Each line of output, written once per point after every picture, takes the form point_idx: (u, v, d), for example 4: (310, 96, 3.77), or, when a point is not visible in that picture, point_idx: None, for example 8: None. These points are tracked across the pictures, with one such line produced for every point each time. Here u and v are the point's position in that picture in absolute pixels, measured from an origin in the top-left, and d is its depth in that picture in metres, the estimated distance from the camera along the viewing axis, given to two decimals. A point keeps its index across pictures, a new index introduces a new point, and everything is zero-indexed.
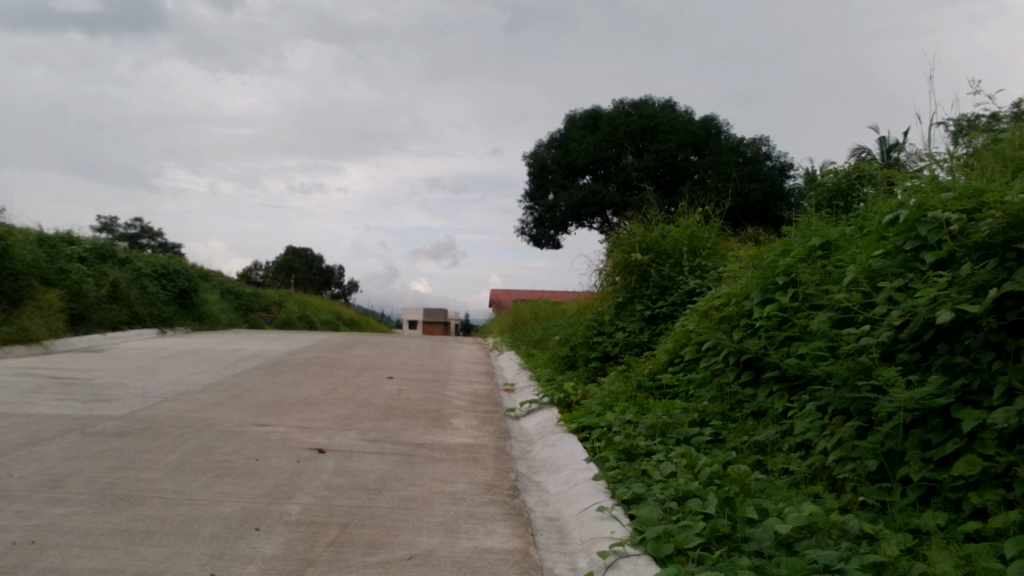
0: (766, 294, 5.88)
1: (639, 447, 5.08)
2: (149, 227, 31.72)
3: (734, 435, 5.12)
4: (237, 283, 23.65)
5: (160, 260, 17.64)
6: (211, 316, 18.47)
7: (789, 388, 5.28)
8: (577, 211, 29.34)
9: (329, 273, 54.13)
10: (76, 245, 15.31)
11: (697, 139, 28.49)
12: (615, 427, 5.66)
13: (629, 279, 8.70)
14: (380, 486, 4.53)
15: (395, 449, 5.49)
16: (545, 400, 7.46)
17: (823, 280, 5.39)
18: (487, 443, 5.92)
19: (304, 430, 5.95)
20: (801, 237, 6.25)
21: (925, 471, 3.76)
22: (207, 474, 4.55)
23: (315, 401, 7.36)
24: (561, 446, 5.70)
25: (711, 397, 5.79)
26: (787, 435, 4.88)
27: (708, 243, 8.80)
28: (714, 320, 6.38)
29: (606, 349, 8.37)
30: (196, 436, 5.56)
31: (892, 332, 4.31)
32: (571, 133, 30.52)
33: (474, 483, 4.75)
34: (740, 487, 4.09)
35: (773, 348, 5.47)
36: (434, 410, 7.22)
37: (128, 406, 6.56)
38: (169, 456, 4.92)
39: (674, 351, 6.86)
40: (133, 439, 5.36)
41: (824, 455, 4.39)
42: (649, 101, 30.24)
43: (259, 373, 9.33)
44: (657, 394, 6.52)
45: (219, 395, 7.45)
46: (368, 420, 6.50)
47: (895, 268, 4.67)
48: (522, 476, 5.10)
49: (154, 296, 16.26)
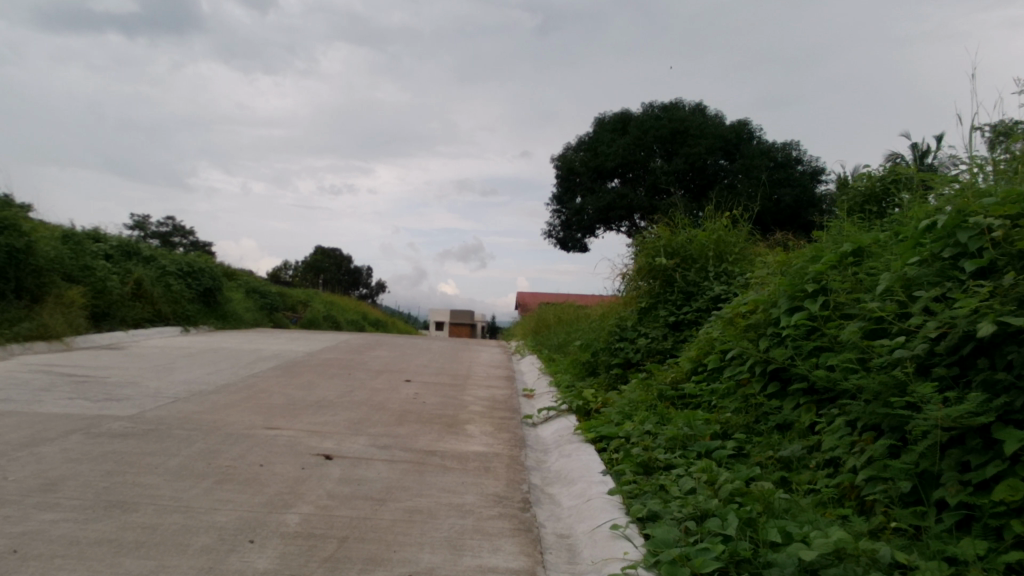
0: (794, 301, 5.65)
1: (657, 461, 4.86)
2: (180, 225, 31.99)
3: (759, 450, 4.89)
4: (263, 283, 23.69)
5: (186, 258, 17.64)
6: (235, 315, 18.46)
7: (817, 401, 5.03)
8: (604, 214, 29.11)
9: (356, 274, 54.27)
10: (101, 242, 15.34)
11: (727, 143, 28.09)
12: (634, 438, 5.45)
13: (653, 284, 8.48)
14: (385, 497, 4.35)
15: (404, 456, 5.31)
16: (563, 407, 7.27)
17: (854, 288, 5.13)
18: (501, 452, 5.73)
19: (313, 435, 5.79)
20: (832, 244, 5.99)
21: (963, 494, 3.50)
22: (207, 480, 4.41)
23: (329, 404, 7.22)
24: (578, 456, 5.49)
25: (735, 409, 5.56)
26: (814, 451, 4.65)
27: (735, 248, 8.53)
28: (739, 328, 6.15)
29: (628, 355, 8.13)
30: (202, 438, 5.43)
31: (928, 344, 4.06)
32: (600, 136, 30.26)
33: (483, 495, 4.55)
34: (763, 508, 3.86)
35: (801, 358, 5.23)
36: (449, 416, 7.04)
37: (137, 407, 6.45)
38: (171, 460, 4.78)
39: (697, 359, 6.62)
40: (138, 441, 5.23)
41: (853, 474, 4.16)
42: (679, 105, 29.88)
43: (275, 374, 9.22)
44: (679, 403, 6.29)
45: (232, 396, 7.33)
46: (380, 425, 6.34)
47: (931, 276, 4.40)
48: (535, 488, 4.89)
49: (178, 294, 16.25)
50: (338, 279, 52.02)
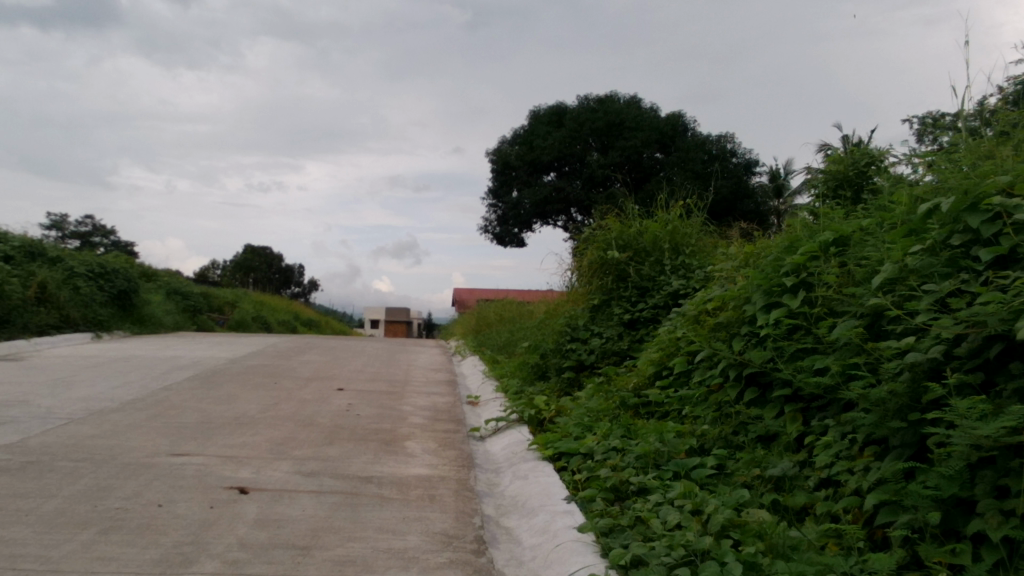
0: (770, 297, 5.08)
1: (629, 484, 4.23)
2: (101, 225, 30.42)
3: (743, 468, 4.27)
4: (186, 284, 22.45)
5: (98, 259, 16.40)
6: (153, 319, 17.28)
7: (804, 410, 4.45)
8: (541, 208, 28.53)
9: (288, 272, 52.84)
10: (1, 244, 14.08)
11: (662, 136, 27.87)
12: (598, 456, 4.80)
13: (604, 280, 7.84)
14: (309, 544, 3.59)
15: (335, 486, 4.56)
16: (512, 418, 6.60)
17: (844, 280, 4.54)
18: (447, 475, 5.01)
19: (229, 461, 4.98)
20: (808, 232, 5.40)
21: (1006, 528, 2.91)
22: (88, 530, 3.59)
23: (249, 421, 6.39)
24: (537, 479, 4.80)
25: (709, 420, 4.94)
26: (806, 468, 4.07)
27: (691, 239, 7.95)
28: (707, 327, 5.55)
29: (581, 357, 7.50)
30: (92, 472, 4.58)
31: (944, 345, 3.51)
32: (535, 129, 29.67)
33: (429, 535, 3.82)
34: (766, 547, 3.25)
35: (784, 361, 4.65)
36: (386, 431, 6.27)
37: (20, 433, 5.53)
38: (48, 503, 3.95)
39: (661, 362, 6.00)
40: (10, 479, 4.36)
41: (860, 498, 3.58)
42: (614, 97, 29.45)
43: (191, 385, 8.31)
44: (644, 413, 5.68)
45: (138, 415, 6.44)
46: (307, 446, 5.55)
47: (940, 267, 3.84)
48: (489, 521, 4.19)
49: (89, 297, 15.06)
50: (268, 279, 50.52)
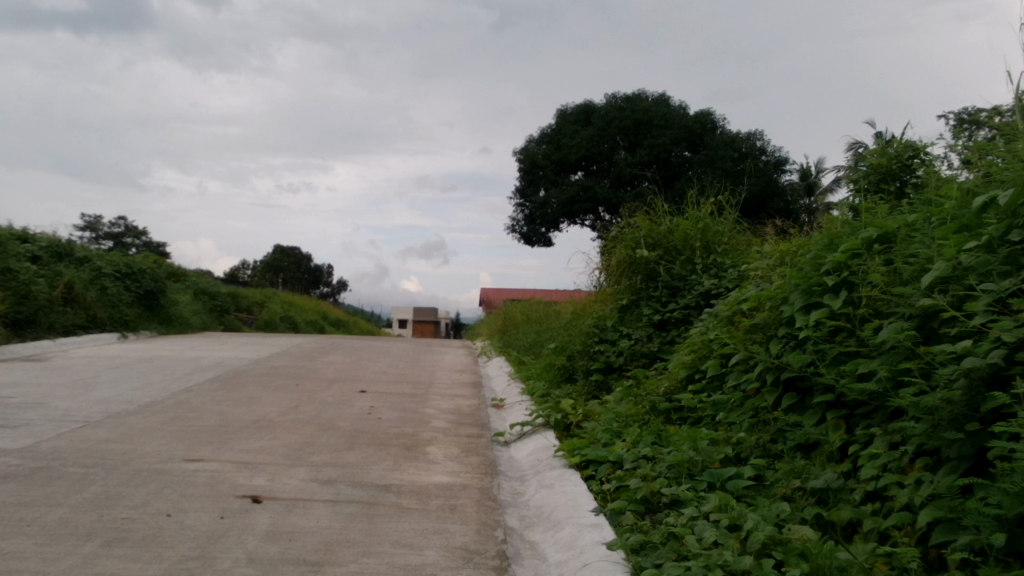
0: (810, 297, 4.80)
1: (661, 496, 3.99)
2: (133, 225, 30.64)
3: (783, 479, 4.01)
4: (214, 284, 22.47)
5: (125, 259, 16.39)
6: (180, 319, 17.27)
7: (848, 416, 4.18)
8: (568, 208, 28.26)
9: (317, 272, 53.08)
10: (30, 244, 14.10)
11: (691, 134, 27.49)
12: (628, 465, 4.56)
13: (633, 279, 7.59)
14: (322, 559, 3.39)
15: (353, 495, 4.36)
16: (538, 422, 6.37)
17: (891, 279, 4.27)
18: (469, 483, 4.80)
19: (244, 468, 4.81)
20: (850, 230, 5.10)
21: None
22: (91, 542, 3.43)
23: (268, 424, 6.22)
24: (563, 488, 4.58)
25: (745, 427, 4.68)
26: (851, 479, 3.80)
27: (723, 238, 7.67)
28: (743, 329, 5.28)
29: (609, 359, 7.27)
30: (102, 478, 4.43)
31: (1004, 349, 3.24)
32: (562, 128, 29.39)
33: (448, 549, 3.61)
34: (811, 569, 3.00)
35: (825, 364, 4.38)
36: (408, 435, 6.08)
37: (34, 437, 5.40)
38: (52, 512, 3.79)
39: (693, 365, 5.74)
40: (17, 486, 4.21)
41: (911, 514, 3.32)
42: (642, 95, 29.11)
43: (211, 387, 8.17)
44: (675, 419, 5.43)
45: (155, 418, 6.30)
46: (325, 451, 5.37)
47: (998, 265, 3.56)
48: (512, 534, 3.98)
49: (115, 297, 15.04)
50: (297, 279, 50.73)
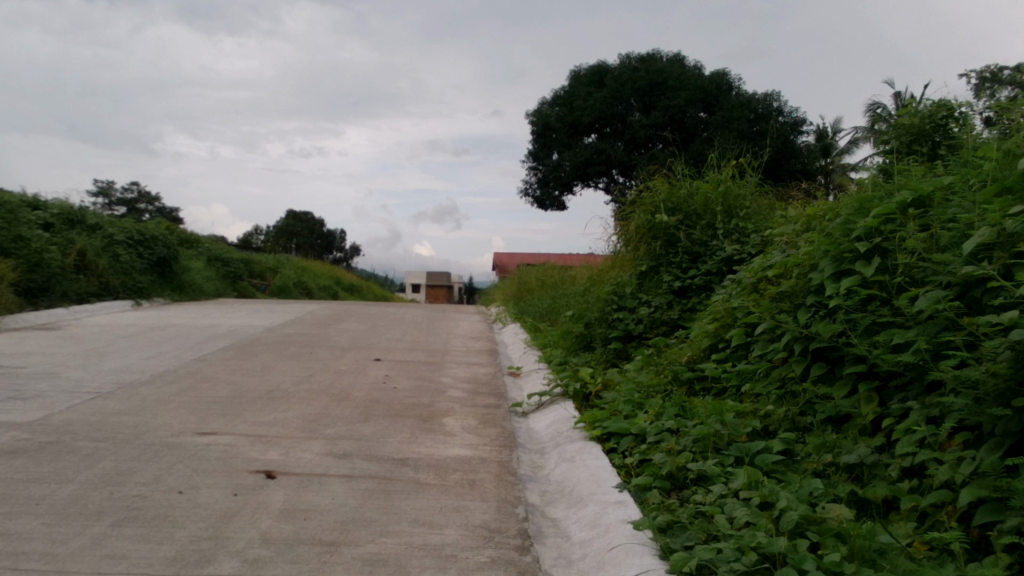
0: (840, 264, 4.61)
1: (687, 472, 3.85)
2: (146, 191, 30.53)
3: (814, 453, 3.87)
4: (228, 250, 22.39)
5: (137, 226, 16.28)
6: (193, 286, 17.19)
7: (881, 388, 4.01)
8: (582, 171, 27.91)
9: (330, 237, 52.97)
10: (42, 212, 13.99)
11: (706, 95, 27.00)
12: (651, 438, 4.42)
13: (652, 244, 7.40)
14: (338, 539, 3.29)
15: (369, 470, 4.25)
16: (557, 392, 6.24)
17: (928, 245, 4.06)
18: (488, 457, 4.67)
19: (258, 441, 4.70)
20: (883, 192, 4.87)
21: None
22: (100, 522, 3.33)
23: (282, 395, 6.11)
24: (585, 462, 4.45)
25: (772, 399, 4.53)
26: (885, 454, 3.65)
27: (746, 202, 7.45)
28: (769, 297, 5.10)
29: (628, 327, 7.13)
30: (113, 453, 4.33)
31: None
32: (576, 90, 28.95)
33: (468, 528, 3.49)
34: (849, 552, 2.86)
35: (858, 334, 4.20)
36: (424, 406, 5.96)
37: (44, 409, 5.31)
38: (61, 490, 3.69)
39: (716, 334, 5.57)
40: (27, 462, 4.11)
41: (952, 492, 3.17)
42: (656, 56, 28.58)
43: (224, 356, 8.07)
44: (698, 389, 5.28)
45: (167, 389, 6.20)
46: (340, 423, 5.26)
47: None
48: (533, 511, 3.85)
49: (128, 265, 14.96)
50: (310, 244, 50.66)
